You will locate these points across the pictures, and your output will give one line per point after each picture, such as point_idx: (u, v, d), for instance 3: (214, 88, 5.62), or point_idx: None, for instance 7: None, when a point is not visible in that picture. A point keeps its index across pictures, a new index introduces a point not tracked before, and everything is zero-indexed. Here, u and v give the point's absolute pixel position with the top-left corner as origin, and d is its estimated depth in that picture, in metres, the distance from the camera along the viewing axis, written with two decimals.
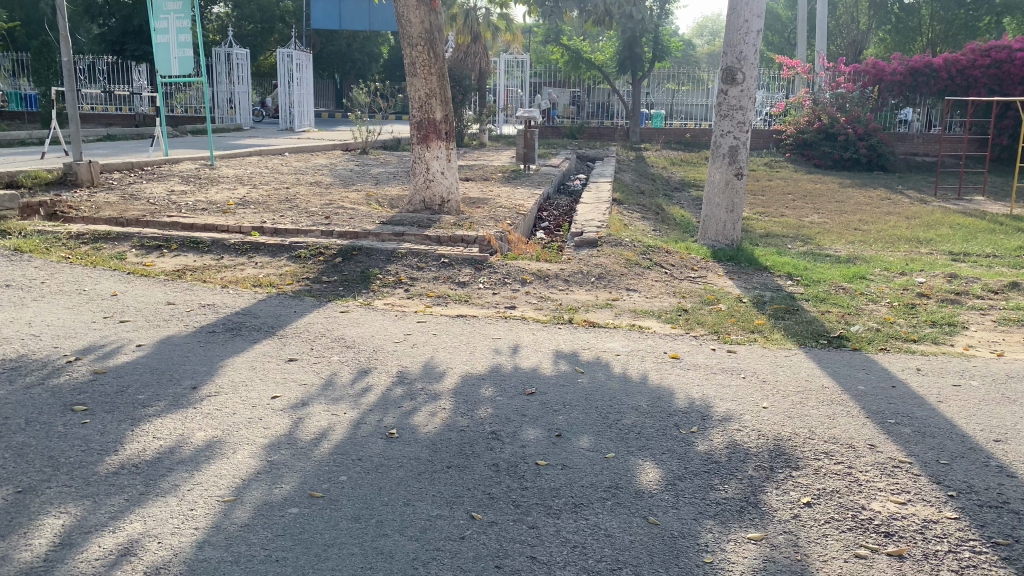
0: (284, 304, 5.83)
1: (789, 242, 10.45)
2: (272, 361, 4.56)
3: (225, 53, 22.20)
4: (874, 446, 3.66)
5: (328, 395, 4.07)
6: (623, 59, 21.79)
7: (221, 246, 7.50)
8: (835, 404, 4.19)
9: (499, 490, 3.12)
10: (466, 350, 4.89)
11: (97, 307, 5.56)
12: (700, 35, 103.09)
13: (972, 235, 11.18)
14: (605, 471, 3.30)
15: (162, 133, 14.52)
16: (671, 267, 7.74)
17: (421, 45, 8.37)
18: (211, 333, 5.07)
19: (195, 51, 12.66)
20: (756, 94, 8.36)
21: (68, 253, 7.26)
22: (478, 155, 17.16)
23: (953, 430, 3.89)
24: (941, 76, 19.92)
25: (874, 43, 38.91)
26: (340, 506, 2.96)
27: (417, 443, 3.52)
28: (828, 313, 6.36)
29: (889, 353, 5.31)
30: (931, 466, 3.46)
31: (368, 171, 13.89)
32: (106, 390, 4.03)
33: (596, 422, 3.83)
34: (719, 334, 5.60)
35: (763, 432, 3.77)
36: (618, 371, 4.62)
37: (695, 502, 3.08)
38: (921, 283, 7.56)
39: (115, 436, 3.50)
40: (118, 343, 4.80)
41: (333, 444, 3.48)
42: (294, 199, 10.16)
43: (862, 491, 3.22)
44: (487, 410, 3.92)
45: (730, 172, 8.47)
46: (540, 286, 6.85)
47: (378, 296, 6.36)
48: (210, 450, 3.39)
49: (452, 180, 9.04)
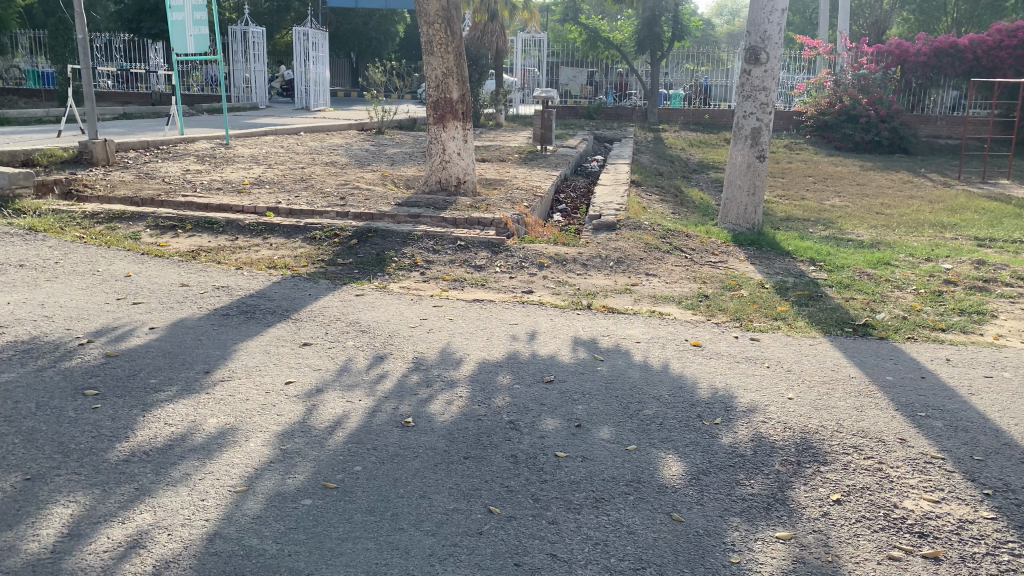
0: (299, 287, 5.76)
1: (811, 226, 10.28)
2: (286, 345, 4.49)
3: (241, 31, 22.11)
4: (904, 440, 3.54)
5: (342, 381, 3.99)
6: (642, 39, 20.99)
7: (235, 227, 7.43)
8: (863, 396, 4.07)
9: (517, 483, 3.03)
10: (484, 337, 4.80)
11: (110, 288, 5.50)
12: (720, 15, 101.82)
13: (998, 220, 10.96)
14: (627, 464, 3.20)
15: (178, 111, 14.43)
16: (692, 252, 7.60)
17: (438, 23, 8.23)
18: (225, 315, 5.01)
19: (211, 30, 12.58)
20: (780, 75, 8.16)
21: (82, 232, 7.21)
22: (495, 135, 17.01)
23: (985, 424, 3.76)
24: (966, 57, 19.50)
25: (899, 23, 38.29)
26: (355, 498, 2.88)
27: (433, 432, 3.43)
28: (853, 300, 6.20)
29: (917, 342, 5.17)
30: (965, 463, 3.34)
31: (384, 150, 13.80)
32: (118, 373, 3.98)
33: (615, 412, 3.73)
34: (741, 321, 5.48)
35: (789, 424, 3.66)
36: (639, 359, 4.51)
37: (720, 498, 2.98)
38: (948, 270, 7.38)
39: (126, 421, 3.44)
40: (132, 325, 4.74)
41: (348, 433, 3.40)
42: (309, 179, 10.07)
43: (894, 489, 3.11)
44: (504, 398, 3.83)
45: (751, 154, 8.30)
46: (558, 270, 6.74)
47: (393, 280, 6.27)
48: (223, 438, 3.32)
49: (468, 161, 8.92)
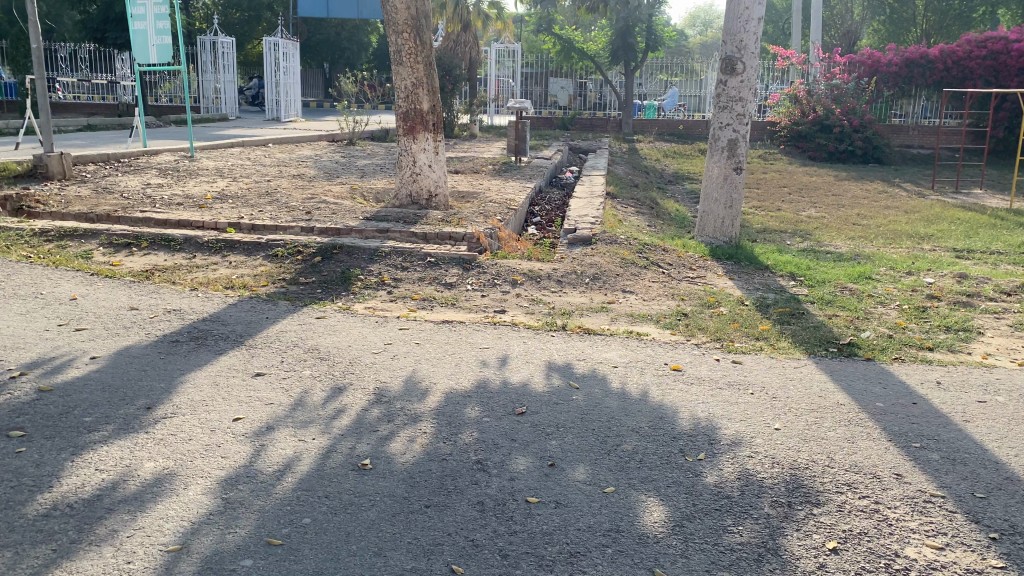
0: (256, 309, 5.44)
1: (788, 238, 10.12)
2: (238, 376, 4.17)
3: (210, 41, 21.66)
4: (900, 476, 3.30)
5: (296, 418, 3.67)
6: (615, 49, 20.83)
7: (193, 245, 7.07)
8: (854, 425, 3.82)
9: (483, 536, 2.74)
10: (452, 362, 4.51)
11: (52, 313, 5.15)
12: (692, 27, 102.86)
13: (974, 230, 10.83)
14: (604, 511, 2.93)
15: (141, 122, 13.96)
16: (669, 267, 7.35)
17: (407, 32, 7.95)
18: (174, 342, 4.67)
19: (174, 39, 12.22)
20: (756, 84, 7.95)
21: (30, 251, 6.86)
22: (468, 147, 16.72)
23: (984, 456, 3.53)
24: (936, 68, 19.73)
25: (870, 35, 38.89)
26: (302, 557, 2.58)
27: (392, 476, 3.13)
28: (836, 318, 5.98)
29: (905, 362, 4.95)
30: (967, 502, 3.10)
31: (355, 162, 13.51)
32: (50, 411, 3.63)
33: (592, 448, 3.46)
34: (723, 342, 5.22)
35: (777, 459, 3.40)
36: (616, 386, 4.24)
37: (707, 549, 2.72)
38: (930, 284, 7.18)
39: (52, 468, 3.10)
40: (70, 355, 4.40)
41: (297, 478, 3.09)
42: (275, 193, 9.71)
43: (893, 534, 2.86)
44: (471, 434, 3.54)
45: (728, 166, 8.08)
46: (532, 287, 6.47)
47: (359, 300, 5.98)
48: (158, 487, 2.99)
49: (439, 173, 8.62)
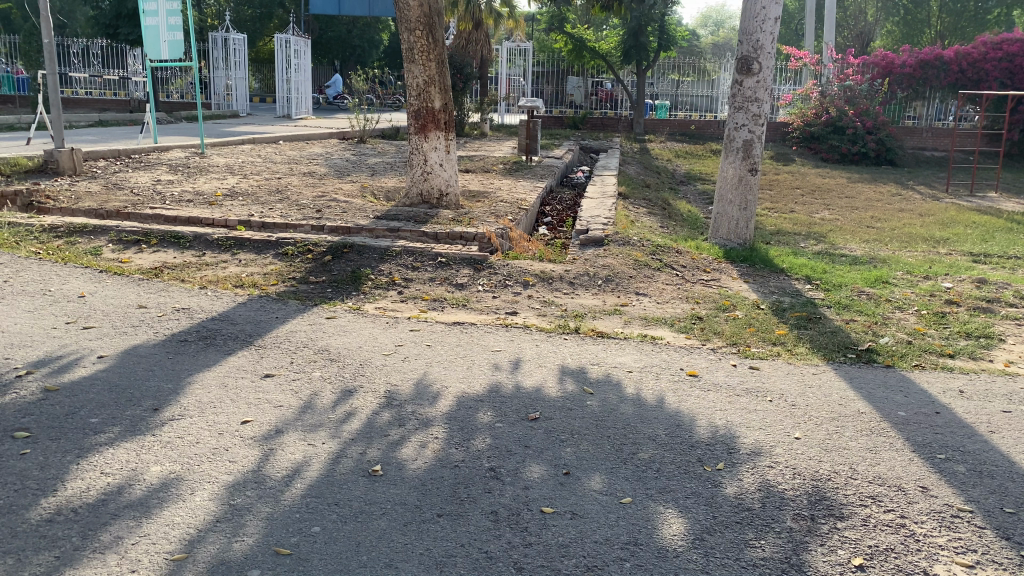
0: (267, 308, 5.38)
1: (802, 240, 9.99)
2: (247, 377, 4.10)
3: (222, 37, 21.60)
4: (926, 489, 3.20)
5: (305, 421, 3.60)
6: (627, 49, 20.71)
7: (203, 242, 7.02)
8: (876, 435, 3.72)
9: (497, 547, 2.67)
10: (464, 365, 4.43)
11: (60, 311, 5.09)
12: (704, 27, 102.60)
13: (990, 234, 10.70)
14: (622, 523, 2.84)
15: (151, 120, 13.94)
16: (683, 269, 7.26)
17: (419, 30, 7.87)
18: (183, 342, 4.61)
19: (186, 35, 12.19)
20: (773, 85, 7.84)
21: (39, 247, 6.81)
22: (479, 145, 16.65)
23: (1012, 469, 3.43)
24: (952, 69, 19.54)
25: (884, 35, 38.72)
26: (311, 568, 2.51)
27: (404, 483, 3.06)
28: (853, 323, 5.87)
29: (925, 370, 4.84)
30: (997, 517, 2.99)
31: (366, 160, 13.46)
32: (56, 411, 3.57)
33: (608, 456, 3.37)
34: (739, 346, 5.13)
35: (799, 470, 3.31)
36: (631, 392, 4.15)
37: (728, 564, 2.63)
38: (948, 289, 7.06)
39: (56, 471, 3.04)
40: (77, 354, 4.33)
41: (306, 485, 3.01)
42: (285, 191, 9.65)
43: (921, 550, 2.77)
44: (484, 440, 3.46)
45: (743, 168, 7.98)
46: (543, 288, 6.38)
47: (369, 300, 5.91)
48: (164, 492, 2.92)
49: (451, 172, 8.53)
